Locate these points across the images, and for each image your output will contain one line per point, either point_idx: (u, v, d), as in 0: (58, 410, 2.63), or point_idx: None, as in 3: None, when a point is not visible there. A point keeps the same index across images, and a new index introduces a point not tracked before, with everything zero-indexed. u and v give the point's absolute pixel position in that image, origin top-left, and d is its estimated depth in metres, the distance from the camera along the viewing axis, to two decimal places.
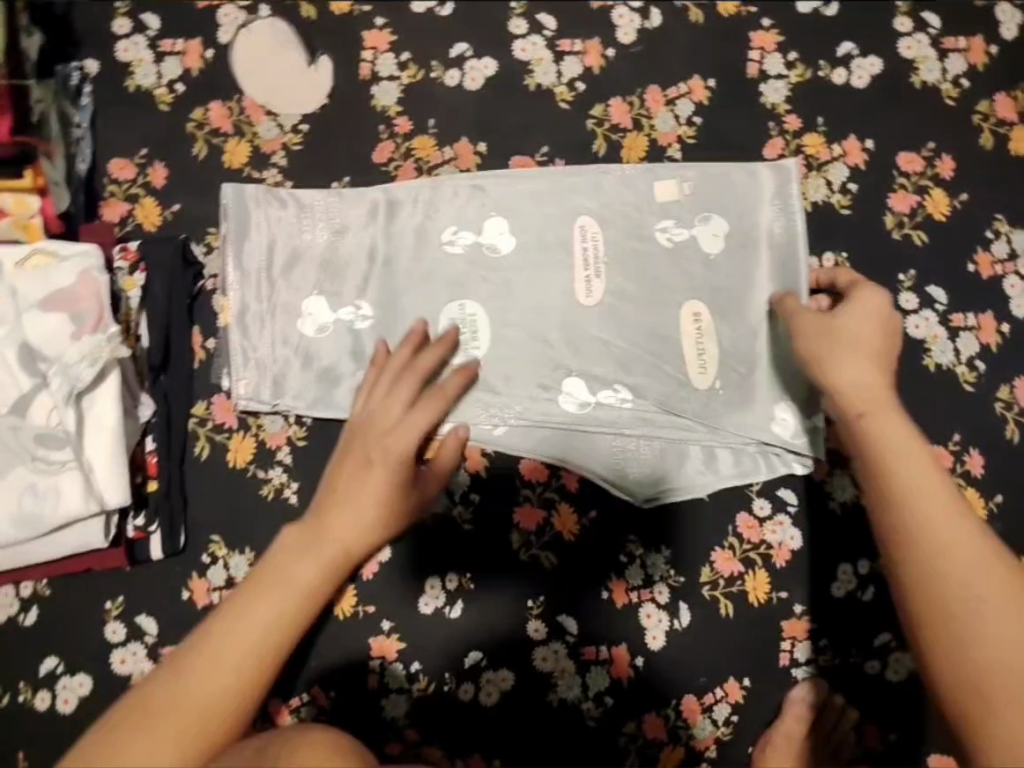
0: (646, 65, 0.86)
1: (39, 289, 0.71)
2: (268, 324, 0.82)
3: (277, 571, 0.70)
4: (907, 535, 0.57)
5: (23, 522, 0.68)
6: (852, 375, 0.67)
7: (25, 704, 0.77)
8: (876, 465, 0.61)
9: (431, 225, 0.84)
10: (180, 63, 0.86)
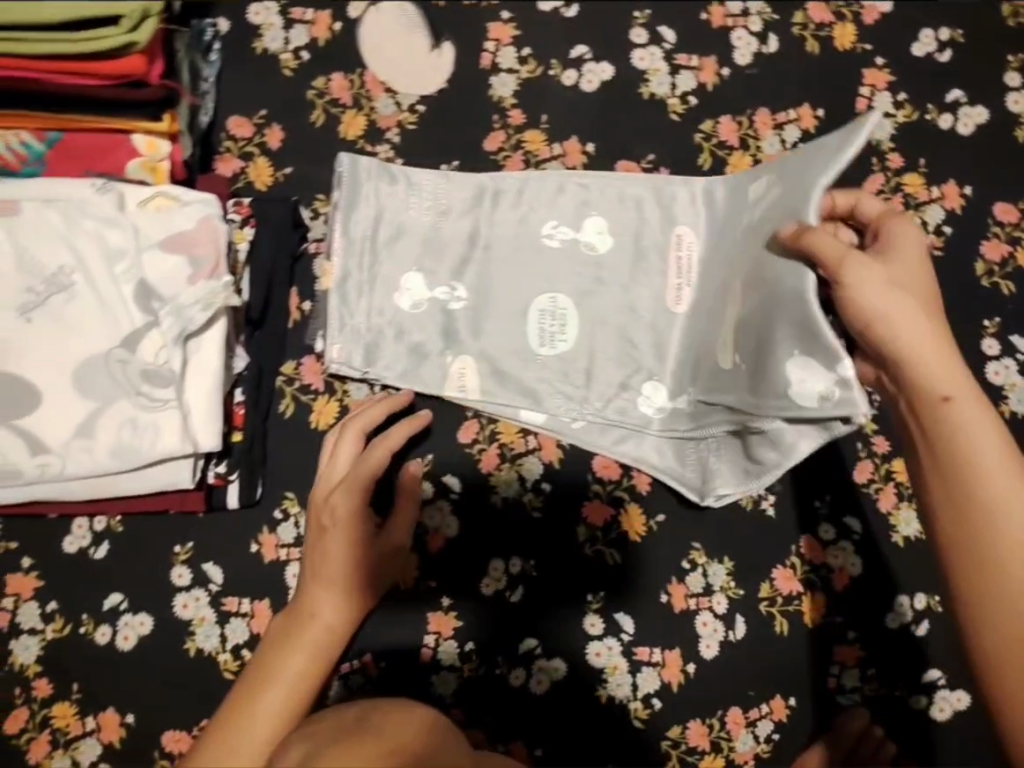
0: (759, 88, 0.88)
1: (160, 229, 0.72)
2: (366, 295, 0.83)
3: (275, 649, 0.69)
4: (970, 494, 0.56)
5: (121, 455, 0.69)
6: (927, 354, 0.59)
7: (85, 636, 0.78)
8: (967, 453, 0.57)
9: (532, 218, 0.86)
10: (308, 31, 0.88)
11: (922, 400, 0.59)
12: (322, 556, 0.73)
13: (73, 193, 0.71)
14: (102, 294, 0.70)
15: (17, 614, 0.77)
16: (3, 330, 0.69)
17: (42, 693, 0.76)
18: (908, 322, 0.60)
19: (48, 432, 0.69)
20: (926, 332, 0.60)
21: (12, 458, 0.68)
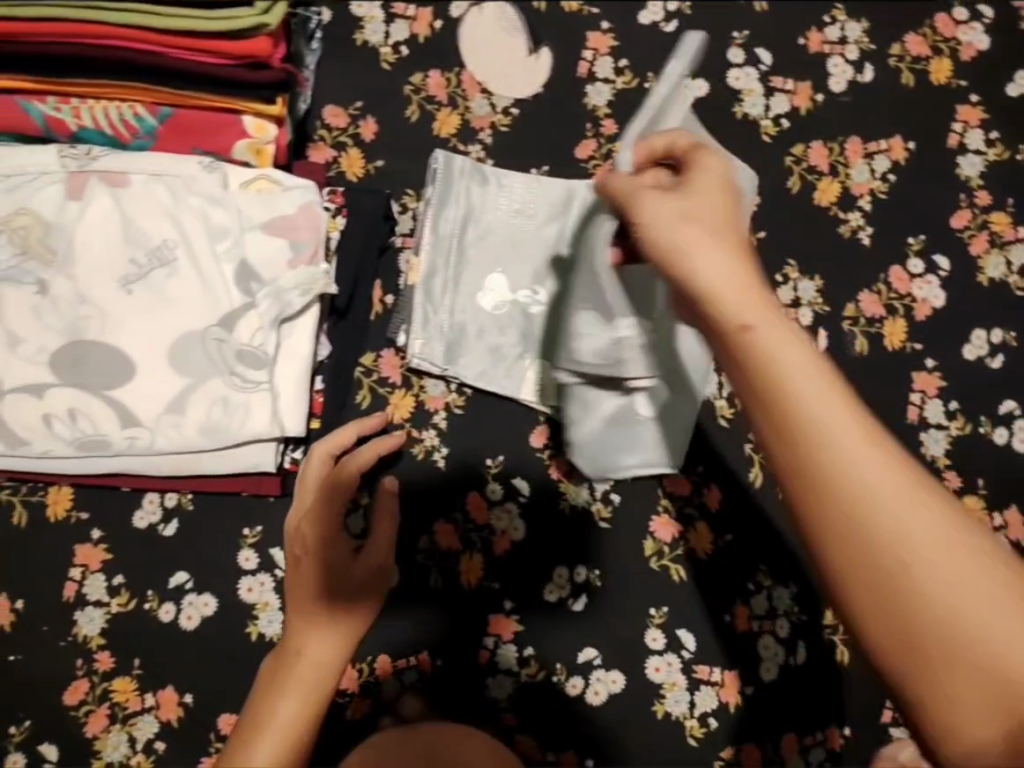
0: (851, 116, 0.89)
1: (261, 211, 0.72)
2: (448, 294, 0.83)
3: (264, 691, 0.61)
4: (894, 549, 0.40)
5: (209, 432, 0.69)
6: (806, 367, 0.43)
7: (150, 613, 0.77)
8: (828, 480, 0.41)
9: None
10: (408, 27, 0.89)
11: (788, 421, 0.42)
12: (304, 582, 0.68)
13: (181, 169, 0.72)
14: (202, 271, 0.70)
15: (83, 585, 0.77)
16: (103, 300, 0.69)
17: (103, 666, 0.76)
18: (775, 347, 0.44)
19: (138, 405, 0.69)
20: (812, 370, 0.43)
21: (102, 428, 0.69)
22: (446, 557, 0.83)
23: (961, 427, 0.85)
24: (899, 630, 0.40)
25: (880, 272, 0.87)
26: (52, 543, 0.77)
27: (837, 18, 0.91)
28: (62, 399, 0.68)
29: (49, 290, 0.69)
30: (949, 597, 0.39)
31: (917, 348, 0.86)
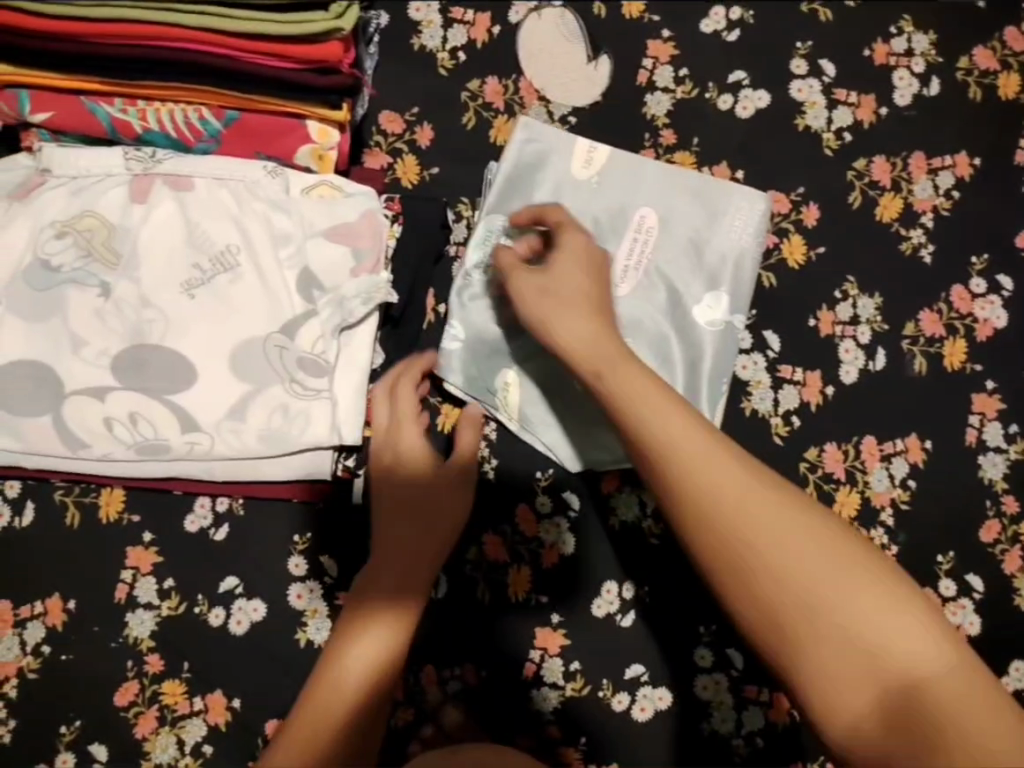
0: (915, 131, 0.87)
1: (323, 218, 0.72)
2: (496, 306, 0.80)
3: (349, 612, 0.64)
4: (753, 550, 0.54)
5: (267, 440, 0.69)
6: (661, 411, 0.61)
7: (199, 617, 0.77)
8: (707, 505, 0.56)
9: (679, 242, 0.81)
10: (467, 32, 0.88)
11: (664, 458, 0.59)
12: (378, 562, 0.68)
13: (245, 174, 0.71)
14: (263, 277, 0.70)
15: (134, 588, 0.77)
16: (165, 305, 0.69)
17: (153, 669, 0.76)
18: (650, 410, 0.61)
19: (198, 410, 0.68)
20: (672, 416, 0.60)
21: (161, 433, 0.68)
22: (493, 568, 0.82)
23: (1021, 451, 0.83)
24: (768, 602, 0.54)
25: (941, 290, 0.85)
26: (104, 544, 0.78)
27: (902, 30, 0.89)
28: (122, 403, 0.68)
29: (112, 294, 0.69)
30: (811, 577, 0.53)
31: (977, 369, 0.84)
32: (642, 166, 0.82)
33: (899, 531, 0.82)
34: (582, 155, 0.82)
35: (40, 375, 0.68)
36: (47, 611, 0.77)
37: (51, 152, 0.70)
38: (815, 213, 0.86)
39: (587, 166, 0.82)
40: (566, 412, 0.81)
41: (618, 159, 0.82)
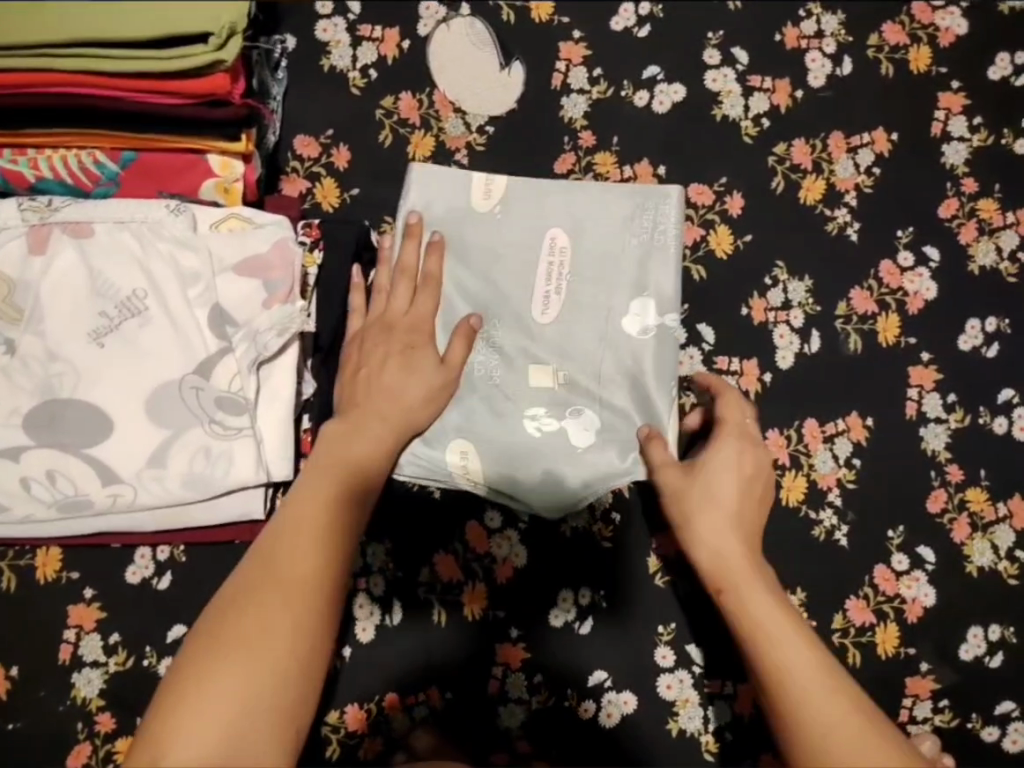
0: (832, 110, 0.87)
1: (232, 252, 0.70)
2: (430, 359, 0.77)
3: (247, 584, 0.60)
4: (791, 687, 0.60)
5: (193, 484, 0.67)
6: (717, 534, 0.69)
7: (149, 669, 0.75)
8: (763, 646, 0.63)
9: (599, 257, 0.80)
10: (375, 49, 0.86)
11: (722, 579, 0.67)
12: (286, 548, 0.62)
13: (146, 213, 0.69)
14: (174, 319, 0.68)
15: (79, 646, 0.75)
16: (74, 356, 0.67)
17: (105, 728, 0.75)
18: (707, 535, 0.69)
19: (118, 461, 0.67)
20: (729, 549, 0.68)
21: (82, 488, 0.67)
22: (448, 588, 0.81)
23: (960, 420, 0.84)
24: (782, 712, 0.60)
25: (870, 268, 0.85)
26: (43, 605, 0.75)
27: (812, 11, 0.89)
28: (38, 460, 0.66)
29: (19, 349, 0.67)
30: (811, 692, 0.59)
31: (912, 343, 0.84)
32: (541, 185, 0.81)
33: (848, 511, 0.82)
34: (481, 188, 0.81)
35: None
36: None
37: None
38: (739, 202, 0.86)
39: (489, 192, 0.80)
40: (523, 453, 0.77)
41: (520, 185, 0.81)
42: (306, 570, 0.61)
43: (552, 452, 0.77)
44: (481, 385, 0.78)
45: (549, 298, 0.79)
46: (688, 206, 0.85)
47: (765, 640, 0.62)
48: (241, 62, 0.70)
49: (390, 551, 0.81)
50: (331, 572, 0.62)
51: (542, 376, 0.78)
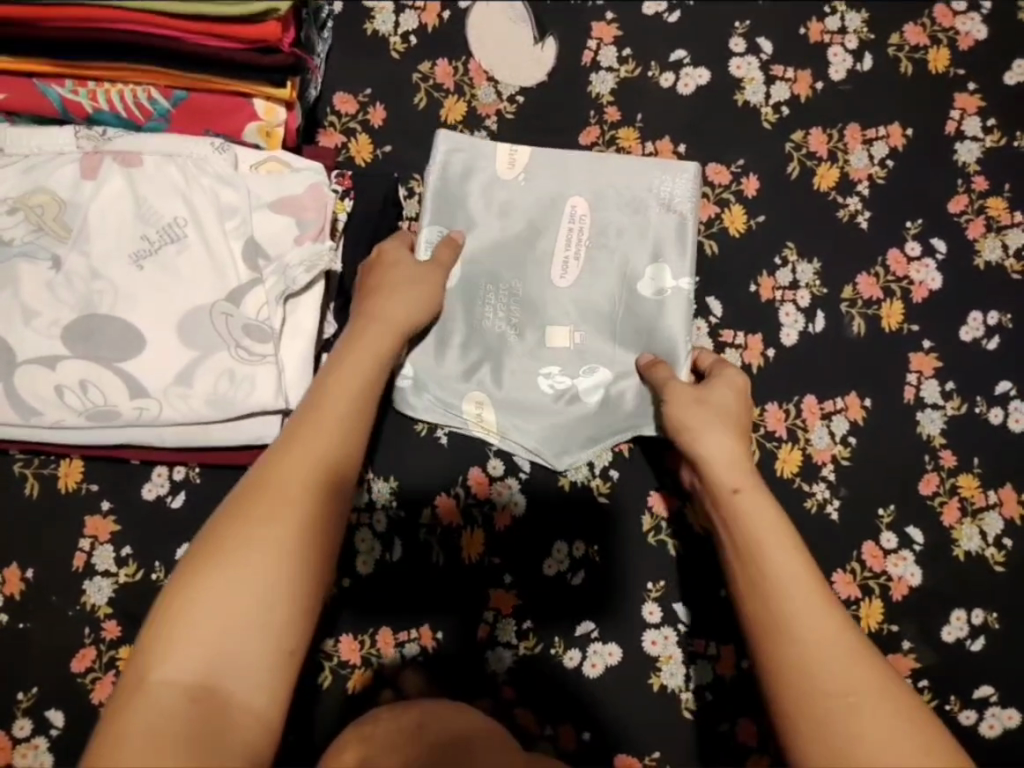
0: (850, 103, 0.90)
1: (269, 191, 0.74)
2: (458, 321, 0.83)
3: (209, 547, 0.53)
4: (769, 578, 0.60)
5: (216, 404, 0.71)
6: (722, 455, 0.69)
7: (157, 583, 0.79)
8: (743, 541, 0.63)
9: (614, 225, 0.84)
10: (417, 17, 0.91)
11: (725, 506, 0.67)
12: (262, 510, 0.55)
13: (192, 150, 0.74)
14: (211, 248, 0.72)
15: (92, 556, 0.79)
16: (115, 275, 0.71)
17: (110, 635, 0.78)
18: (711, 444, 0.70)
19: (146, 376, 0.71)
20: (731, 454, 0.69)
21: (112, 400, 0.71)
22: (448, 530, 0.84)
23: (957, 407, 0.86)
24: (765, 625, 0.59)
25: (878, 255, 0.88)
26: (63, 514, 0.80)
27: (837, 8, 0.92)
28: (72, 370, 0.71)
29: (64, 265, 0.71)
30: (796, 601, 0.59)
31: (914, 330, 0.87)
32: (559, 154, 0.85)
33: (841, 486, 0.84)
34: (505, 155, 0.85)
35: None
36: (6, 580, 0.79)
37: (6, 131, 0.74)
38: (755, 183, 0.89)
39: (512, 155, 0.85)
40: (535, 412, 0.82)
41: (542, 156, 0.85)
42: (283, 542, 0.53)
43: (570, 404, 0.82)
44: (500, 343, 0.83)
45: (569, 261, 0.83)
46: (705, 184, 0.88)
47: (751, 544, 0.63)
48: (294, 15, 0.74)
49: (395, 490, 0.84)
50: (327, 519, 0.56)
51: (558, 338, 0.83)
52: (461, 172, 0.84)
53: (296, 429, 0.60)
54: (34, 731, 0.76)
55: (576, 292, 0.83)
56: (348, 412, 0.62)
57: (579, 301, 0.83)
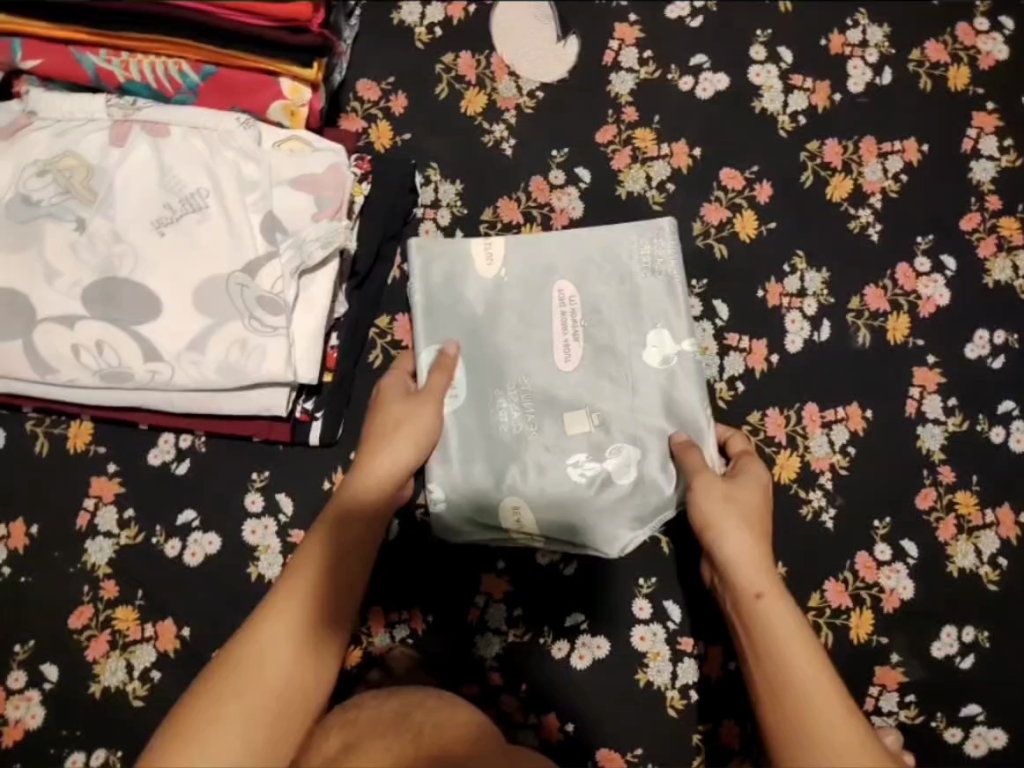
0: (867, 116, 0.91)
1: (290, 168, 0.76)
2: (468, 432, 0.80)
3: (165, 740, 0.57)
4: (777, 647, 0.65)
5: (226, 372, 0.72)
6: (743, 545, 0.70)
7: (156, 547, 0.81)
8: (761, 624, 0.66)
9: (603, 345, 0.81)
10: (443, 10, 0.93)
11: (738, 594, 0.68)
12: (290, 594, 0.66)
13: (218, 123, 0.76)
14: (229, 219, 0.74)
15: (96, 516, 0.81)
16: (136, 241, 0.73)
17: (108, 595, 0.80)
18: (708, 504, 0.72)
19: (158, 340, 0.72)
20: (749, 545, 0.70)
21: (124, 361, 0.72)
22: None
23: (959, 423, 0.86)
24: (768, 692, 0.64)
25: (887, 268, 0.88)
26: (70, 474, 0.81)
27: (859, 21, 0.93)
28: (87, 330, 0.72)
29: (87, 228, 0.73)
30: (799, 677, 0.63)
31: (919, 344, 0.87)
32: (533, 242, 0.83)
33: (838, 495, 0.85)
34: (482, 254, 0.83)
35: (9, 303, 0.72)
36: (11, 534, 0.80)
37: (38, 96, 0.76)
38: (767, 190, 0.90)
39: (489, 260, 0.83)
40: (567, 500, 0.78)
41: (516, 246, 0.83)
42: (271, 701, 0.60)
43: (598, 502, 0.78)
44: (518, 442, 0.80)
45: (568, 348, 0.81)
46: (719, 188, 0.90)
47: (762, 623, 0.66)
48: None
49: None
50: (301, 686, 0.62)
51: (577, 424, 0.80)
52: (444, 258, 0.83)
53: (331, 544, 0.69)
54: (28, 683, 0.77)
55: (589, 375, 0.81)
56: (364, 548, 0.70)
57: (595, 377, 0.81)
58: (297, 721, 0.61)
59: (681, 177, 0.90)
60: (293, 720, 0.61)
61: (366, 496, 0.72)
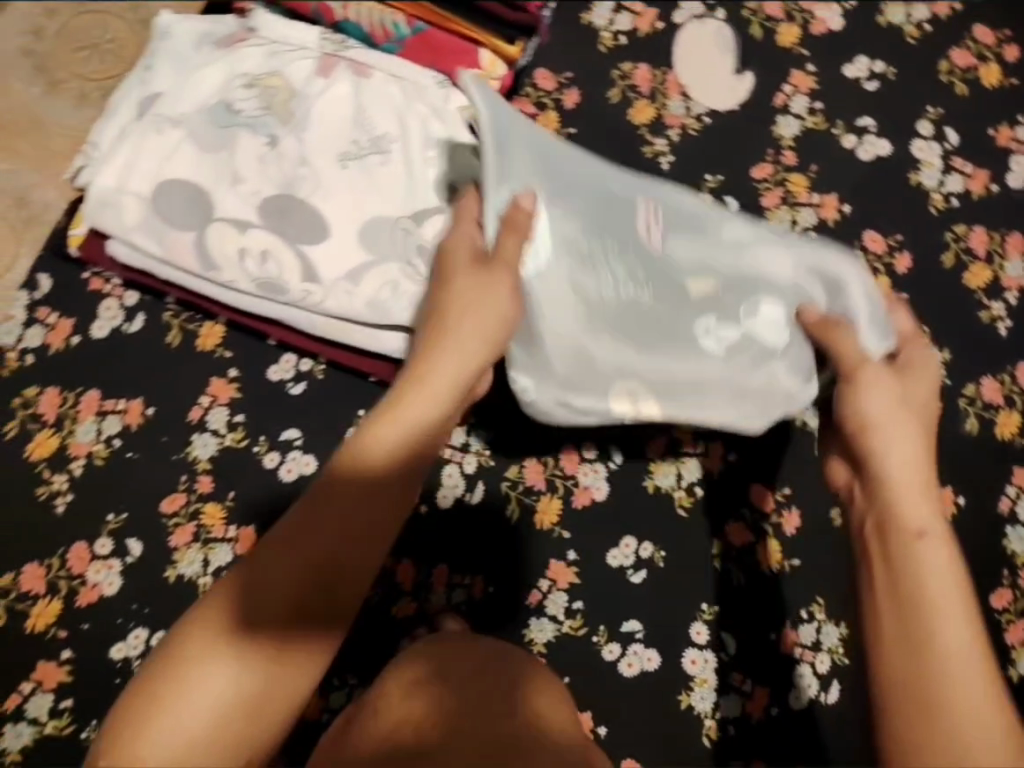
0: (1019, 214, 0.93)
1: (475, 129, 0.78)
2: (557, 296, 0.70)
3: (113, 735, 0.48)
4: (922, 584, 0.53)
5: (374, 309, 0.76)
6: (908, 459, 0.59)
7: (257, 456, 0.84)
8: (917, 549, 0.54)
9: (703, 218, 0.74)
10: (631, 21, 0.95)
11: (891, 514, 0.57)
12: (267, 578, 0.51)
13: (417, 78, 0.80)
14: (408, 167, 0.77)
15: (208, 412, 0.84)
16: (320, 168, 0.77)
17: (203, 488, 0.83)
18: (876, 406, 0.62)
19: (318, 263, 0.76)
20: (915, 457, 0.60)
21: (282, 276, 0.76)
22: (528, 492, 0.87)
23: None
24: (901, 628, 0.52)
25: (1008, 364, 0.89)
26: (193, 368, 0.85)
27: None
28: (256, 239, 0.76)
29: (278, 146, 0.77)
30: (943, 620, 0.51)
31: None
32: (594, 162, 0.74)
33: None
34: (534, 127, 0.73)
35: (192, 197, 0.76)
36: (127, 410, 0.83)
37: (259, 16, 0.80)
38: (907, 262, 0.91)
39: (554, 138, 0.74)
40: (686, 392, 0.71)
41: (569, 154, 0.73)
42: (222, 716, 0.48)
43: (730, 378, 0.71)
44: (632, 309, 0.71)
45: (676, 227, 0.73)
46: (860, 248, 0.91)
47: (919, 544, 0.55)
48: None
49: (490, 441, 0.88)
50: (262, 701, 0.49)
51: (700, 289, 0.72)
52: (514, 119, 0.71)
53: (301, 517, 0.53)
54: (112, 551, 0.81)
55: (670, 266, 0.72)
56: (359, 522, 0.53)
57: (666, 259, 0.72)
58: (253, 737, 0.49)
59: (826, 229, 0.91)
60: (249, 736, 0.49)
61: (372, 460, 0.55)
